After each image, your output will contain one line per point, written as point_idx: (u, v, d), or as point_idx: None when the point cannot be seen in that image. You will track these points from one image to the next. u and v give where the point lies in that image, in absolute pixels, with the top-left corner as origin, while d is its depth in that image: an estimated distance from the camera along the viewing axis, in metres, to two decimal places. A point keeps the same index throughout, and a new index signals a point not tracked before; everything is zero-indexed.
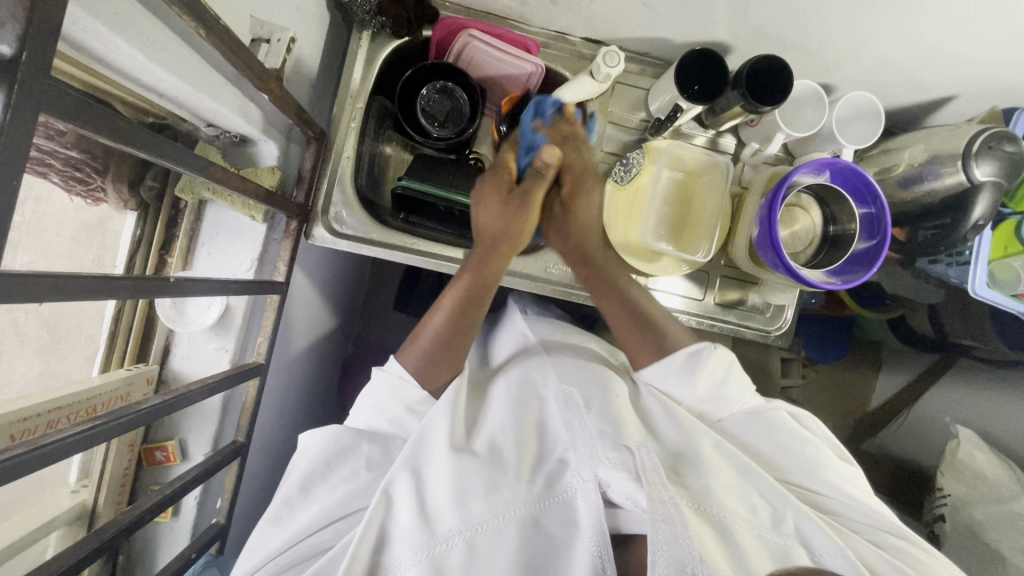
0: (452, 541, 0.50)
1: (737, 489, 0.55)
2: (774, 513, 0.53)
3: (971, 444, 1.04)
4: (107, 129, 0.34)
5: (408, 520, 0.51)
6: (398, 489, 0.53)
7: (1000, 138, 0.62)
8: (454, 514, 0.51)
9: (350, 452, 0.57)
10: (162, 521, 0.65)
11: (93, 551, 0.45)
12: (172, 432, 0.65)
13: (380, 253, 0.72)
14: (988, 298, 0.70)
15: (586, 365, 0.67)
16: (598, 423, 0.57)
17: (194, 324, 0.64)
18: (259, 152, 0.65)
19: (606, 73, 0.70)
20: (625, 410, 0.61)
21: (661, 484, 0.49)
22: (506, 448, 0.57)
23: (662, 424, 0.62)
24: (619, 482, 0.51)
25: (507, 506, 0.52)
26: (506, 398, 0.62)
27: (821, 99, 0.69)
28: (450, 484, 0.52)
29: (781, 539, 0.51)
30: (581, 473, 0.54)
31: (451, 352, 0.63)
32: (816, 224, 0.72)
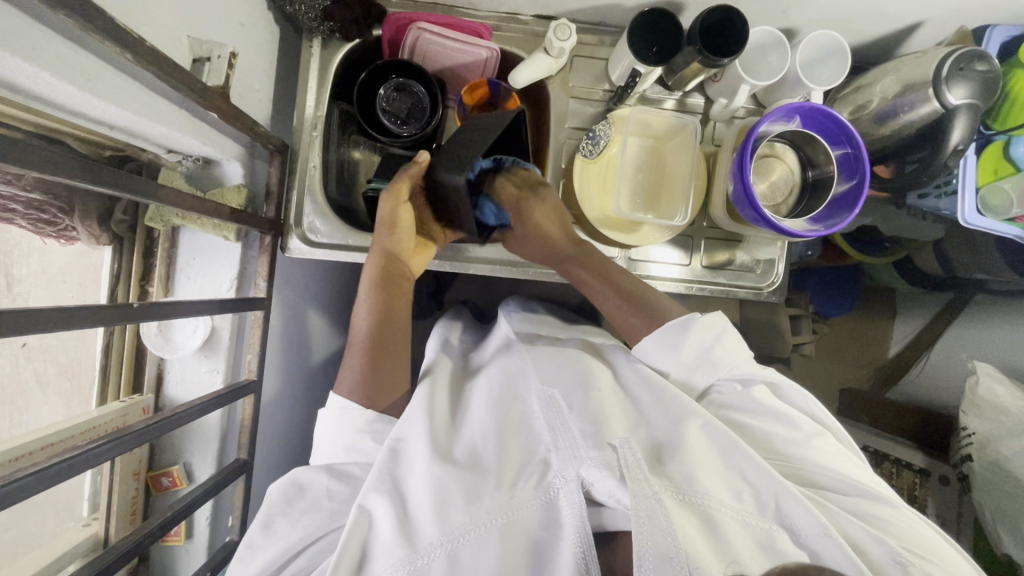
0: (433, 554, 0.51)
1: (721, 475, 0.55)
2: (761, 499, 0.54)
3: (991, 377, 1.01)
4: (33, 160, 0.34)
5: (390, 533, 0.52)
6: (376, 504, 0.54)
7: (971, 58, 0.59)
8: (435, 527, 0.52)
9: (310, 488, 0.59)
10: (177, 544, 0.66)
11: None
12: (177, 457, 0.66)
13: (359, 258, 0.73)
14: (982, 225, 0.67)
15: (564, 363, 0.67)
16: (579, 422, 0.57)
17: (182, 348, 0.65)
18: (224, 172, 0.65)
19: (560, 47, 0.68)
20: (609, 406, 0.61)
21: (644, 479, 0.50)
22: (487, 453, 0.58)
23: (651, 411, 0.62)
24: (602, 481, 0.52)
25: (488, 514, 0.53)
26: (488, 401, 0.64)
27: (783, 43, 0.67)
28: (430, 497, 0.53)
29: (767, 524, 0.52)
30: (565, 473, 0.55)
31: (386, 357, 0.66)
32: (794, 171, 0.71)
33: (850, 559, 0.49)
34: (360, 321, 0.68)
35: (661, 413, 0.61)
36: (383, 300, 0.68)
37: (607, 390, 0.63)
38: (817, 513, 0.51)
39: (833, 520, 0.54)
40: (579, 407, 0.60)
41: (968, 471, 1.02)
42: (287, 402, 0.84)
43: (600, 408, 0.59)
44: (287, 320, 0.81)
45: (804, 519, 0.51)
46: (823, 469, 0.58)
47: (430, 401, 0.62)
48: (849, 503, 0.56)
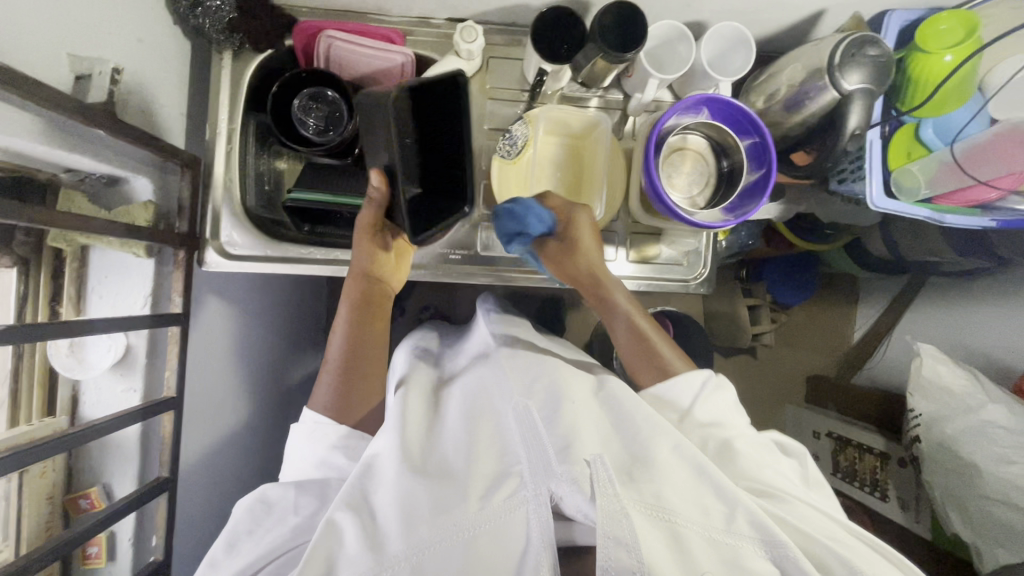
0: (398, 566, 0.51)
1: (692, 490, 0.55)
2: (729, 513, 0.54)
3: (933, 357, 1.00)
4: None
5: (353, 545, 0.52)
6: (343, 517, 0.54)
7: (863, 43, 0.60)
8: (401, 539, 0.52)
9: (277, 505, 0.59)
10: (99, 566, 0.65)
11: None
12: (95, 478, 0.66)
13: (277, 267, 0.73)
14: (888, 208, 0.67)
15: (541, 373, 0.66)
16: (550, 435, 0.57)
17: (93, 368, 0.64)
18: (132, 189, 0.65)
19: (468, 49, 0.68)
20: (584, 419, 0.60)
21: (612, 494, 0.51)
22: (460, 466, 0.58)
23: (625, 423, 0.61)
24: (571, 496, 0.52)
25: (456, 527, 0.52)
26: (462, 418, 0.64)
27: (687, 36, 0.67)
28: (397, 508, 0.54)
29: (733, 540, 0.52)
30: (535, 485, 0.54)
31: (360, 371, 0.68)
32: (709, 163, 0.71)
33: None
34: (337, 337, 0.69)
35: (634, 426, 0.60)
36: (362, 321, 0.69)
37: (583, 402, 0.63)
38: (781, 534, 0.51)
39: (805, 541, 0.54)
40: (550, 417, 0.59)
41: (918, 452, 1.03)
42: (227, 418, 0.84)
43: (572, 422, 0.58)
44: (218, 334, 0.80)
45: (769, 536, 0.52)
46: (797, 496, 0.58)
47: (402, 415, 0.63)
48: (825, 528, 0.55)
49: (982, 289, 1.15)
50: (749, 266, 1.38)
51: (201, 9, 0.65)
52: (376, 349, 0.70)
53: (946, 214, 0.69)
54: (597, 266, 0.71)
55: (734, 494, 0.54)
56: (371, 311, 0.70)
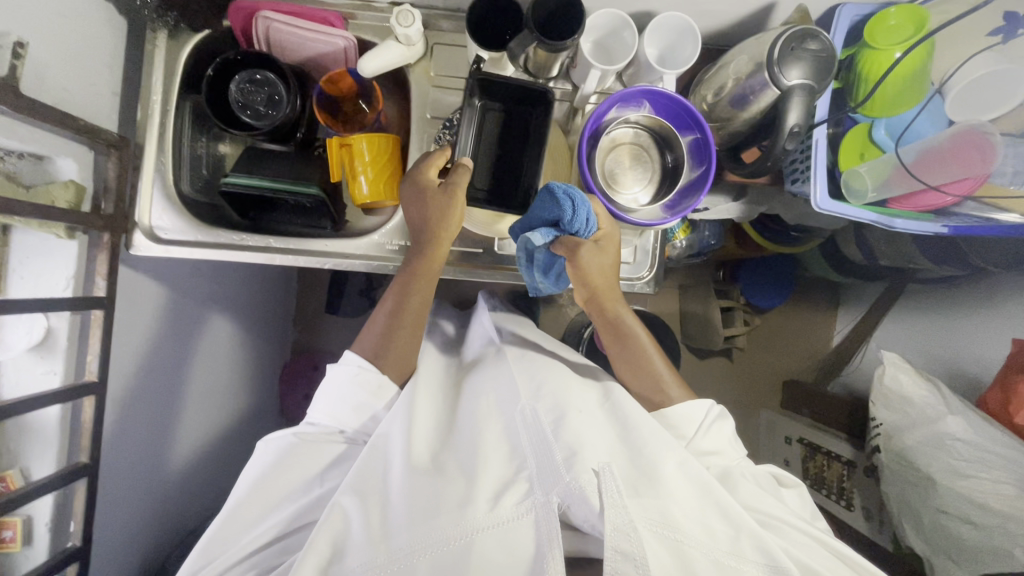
0: (400, 560, 0.51)
1: (697, 507, 0.55)
2: (733, 535, 0.53)
3: (895, 366, 0.98)
4: None
5: (359, 535, 0.54)
6: (348, 504, 0.56)
7: (804, 36, 0.57)
8: (405, 533, 0.53)
9: (301, 467, 0.63)
10: (12, 552, 0.63)
11: None
12: (12, 462, 0.64)
13: (203, 252, 0.71)
14: (833, 210, 0.64)
15: (556, 383, 0.68)
16: (559, 443, 0.58)
17: (11, 351, 0.61)
18: (56, 166, 0.62)
19: (405, 34, 0.66)
20: (587, 426, 0.61)
21: (621, 503, 0.47)
22: (469, 466, 0.59)
23: (636, 433, 0.61)
24: (579, 506, 0.53)
25: (460, 526, 0.52)
26: (473, 421, 0.65)
27: (630, 25, 0.65)
28: (404, 501, 0.55)
29: (738, 562, 0.51)
30: (543, 487, 0.54)
31: (403, 324, 0.70)
32: (652, 159, 0.69)
33: None
34: (391, 292, 0.71)
35: (645, 435, 0.61)
36: (416, 276, 0.70)
37: (589, 410, 0.64)
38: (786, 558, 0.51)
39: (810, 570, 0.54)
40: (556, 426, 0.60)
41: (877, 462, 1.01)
42: (168, 403, 0.83)
43: (582, 431, 0.59)
44: (157, 320, 0.79)
45: (775, 562, 0.51)
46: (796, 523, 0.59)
47: (411, 413, 0.64)
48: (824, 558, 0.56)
49: (953, 299, 1.12)
50: (727, 268, 1.38)
51: None
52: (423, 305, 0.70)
53: (894, 218, 0.66)
54: (612, 297, 0.71)
55: (737, 514, 0.55)
56: (429, 275, 0.70)
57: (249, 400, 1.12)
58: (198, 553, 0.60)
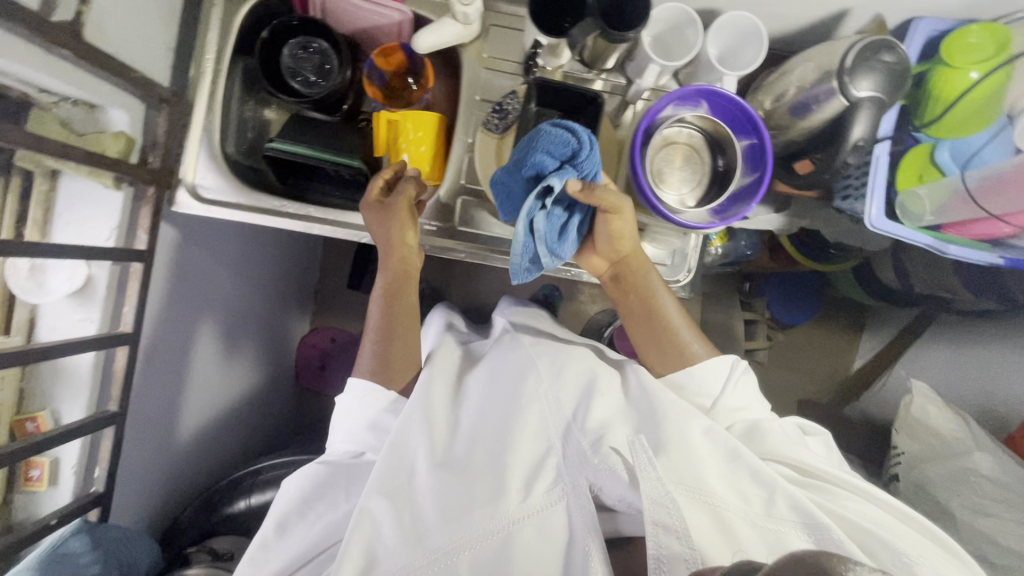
0: (444, 556, 0.55)
1: (729, 477, 0.58)
2: (767, 496, 0.56)
3: (924, 397, 0.96)
4: None
5: (391, 535, 0.56)
6: (376, 506, 0.58)
7: (879, 46, 0.55)
8: (443, 531, 0.56)
9: (326, 489, 0.65)
10: (39, 490, 0.65)
11: None
12: (45, 403, 0.66)
13: (245, 216, 0.71)
14: (887, 230, 0.63)
15: (571, 361, 0.70)
16: (583, 431, 0.61)
17: (53, 294, 0.63)
18: (108, 117, 0.63)
19: (464, 13, 0.65)
20: (609, 407, 0.64)
21: (653, 476, 0.54)
22: (492, 453, 0.61)
23: (651, 420, 0.63)
24: (611, 486, 0.57)
25: (497, 521, 0.56)
26: (485, 399, 0.67)
27: (695, 21, 0.63)
28: (436, 500, 0.58)
29: (775, 525, 0.54)
30: (568, 479, 0.58)
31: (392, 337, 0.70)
32: (703, 161, 0.67)
33: (856, 555, 0.52)
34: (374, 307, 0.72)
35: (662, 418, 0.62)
36: (398, 287, 0.71)
37: (611, 391, 0.66)
38: (824, 517, 0.54)
39: (840, 519, 0.57)
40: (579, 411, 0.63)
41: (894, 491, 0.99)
42: (190, 360, 0.84)
43: (603, 410, 0.63)
44: (189, 279, 0.80)
45: (811, 519, 0.54)
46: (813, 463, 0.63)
47: (426, 399, 0.66)
48: (840, 494, 0.60)
49: (986, 332, 1.09)
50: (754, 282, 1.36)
51: None
52: (411, 307, 0.72)
53: (949, 244, 0.65)
54: (636, 252, 0.69)
55: (770, 476, 0.57)
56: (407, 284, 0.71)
57: (267, 367, 1.13)
58: (245, 560, 0.63)
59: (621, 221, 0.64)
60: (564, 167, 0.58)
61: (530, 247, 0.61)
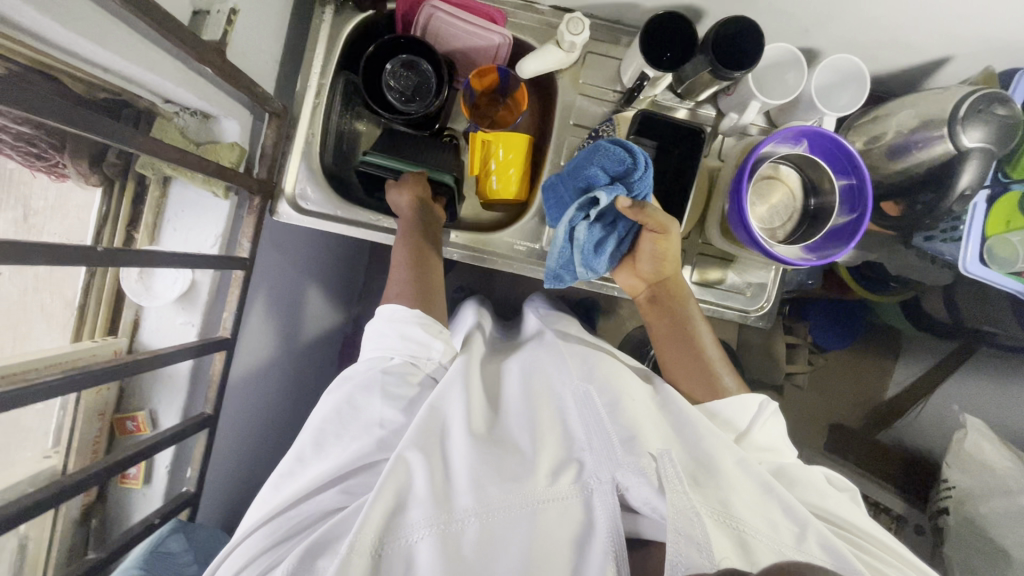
0: (466, 522, 0.52)
1: (760, 505, 0.53)
2: (799, 532, 0.51)
3: (979, 433, 0.98)
4: (14, 99, 0.36)
5: (422, 492, 0.53)
6: (412, 462, 0.55)
7: (991, 100, 0.57)
8: (470, 496, 0.53)
9: (363, 411, 0.61)
10: (134, 487, 0.68)
11: (49, 499, 0.49)
12: (143, 403, 0.68)
13: (343, 229, 0.73)
14: (981, 276, 0.66)
15: (604, 362, 0.66)
16: (616, 426, 0.57)
17: (160, 298, 0.66)
18: (221, 128, 0.65)
19: (571, 41, 0.67)
20: (643, 412, 0.60)
21: (683, 492, 0.51)
22: (522, 439, 0.59)
23: (687, 430, 0.59)
24: (638, 487, 0.52)
25: (521, 499, 0.53)
26: (524, 391, 0.65)
27: (801, 62, 0.64)
28: (467, 467, 0.55)
29: (804, 558, 0.49)
30: (600, 475, 0.55)
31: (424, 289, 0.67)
32: (796, 197, 0.69)
33: None
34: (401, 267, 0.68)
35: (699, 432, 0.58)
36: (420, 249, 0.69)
37: (643, 400, 0.62)
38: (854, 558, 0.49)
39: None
40: (614, 407, 0.59)
41: (942, 524, 1.00)
42: (266, 365, 0.85)
43: (635, 413, 0.58)
44: (272, 283, 0.81)
45: (842, 562, 0.49)
46: (850, 519, 0.58)
47: (467, 380, 0.64)
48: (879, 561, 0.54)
49: None
50: (794, 303, 1.31)
51: None
52: (436, 279, 0.70)
53: None
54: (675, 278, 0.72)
55: (802, 514, 0.53)
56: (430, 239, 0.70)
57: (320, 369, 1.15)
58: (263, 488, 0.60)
59: (668, 244, 0.67)
60: (614, 184, 0.62)
61: (566, 253, 0.66)
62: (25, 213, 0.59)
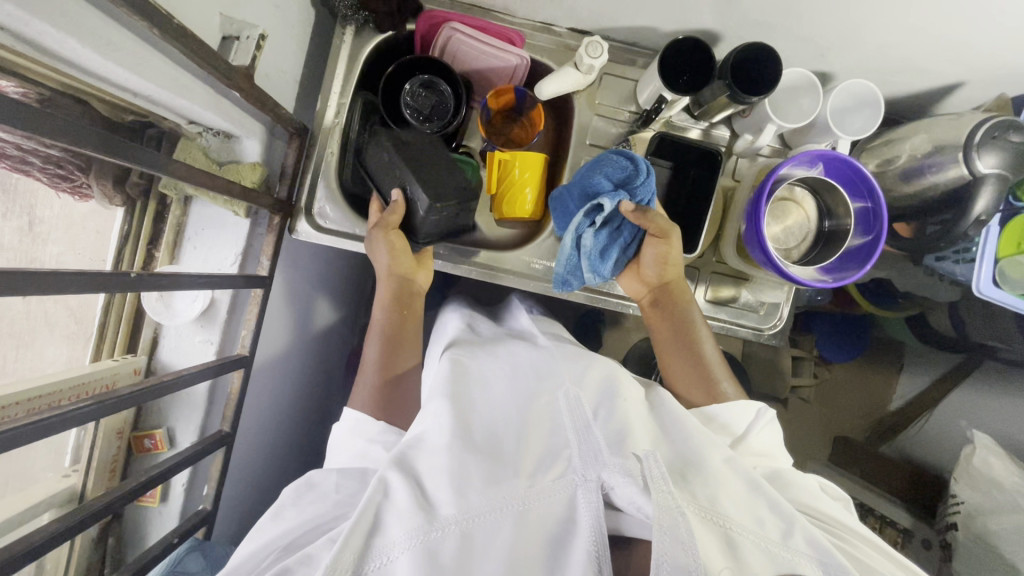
0: (448, 529, 0.51)
1: (748, 503, 0.53)
2: (788, 529, 0.51)
3: (987, 450, 0.99)
4: (53, 128, 0.37)
5: (403, 502, 0.52)
6: (393, 477, 0.54)
7: (1007, 126, 0.57)
8: (452, 504, 0.52)
9: (320, 483, 0.57)
10: (151, 505, 0.68)
11: (76, 523, 0.49)
12: (161, 421, 0.68)
13: (362, 248, 0.73)
14: (995, 298, 0.67)
15: (594, 367, 0.68)
16: (606, 429, 0.60)
17: (180, 317, 0.66)
18: (242, 148, 0.65)
19: (589, 64, 0.68)
20: (635, 414, 0.62)
21: (669, 492, 0.49)
22: (508, 442, 0.60)
23: (674, 432, 0.61)
24: (624, 486, 0.52)
25: (504, 500, 0.53)
26: (512, 391, 0.65)
27: (817, 88, 0.66)
28: (449, 474, 0.54)
29: (792, 556, 0.49)
30: (585, 473, 0.55)
31: (394, 386, 0.69)
32: (811, 218, 0.70)
33: None
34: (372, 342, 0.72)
35: (685, 434, 0.60)
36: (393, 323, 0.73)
37: (635, 402, 0.64)
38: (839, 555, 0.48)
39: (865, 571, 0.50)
40: (605, 412, 0.62)
41: (951, 540, 1.00)
42: (280, 381, 0.85)
43: (626, 414, 0.61)
44: (286, 298, 0.81)
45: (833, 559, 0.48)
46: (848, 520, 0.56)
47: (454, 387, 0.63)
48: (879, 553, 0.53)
49: None
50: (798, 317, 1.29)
51: None
52: (410, 338, 0.74)
53: None
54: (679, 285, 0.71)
55: (790, 511, 0.52)
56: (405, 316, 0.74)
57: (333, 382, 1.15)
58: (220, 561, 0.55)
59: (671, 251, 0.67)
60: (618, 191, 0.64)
61: (573, 260, 0.67)
62: (52, 233, 0.60)
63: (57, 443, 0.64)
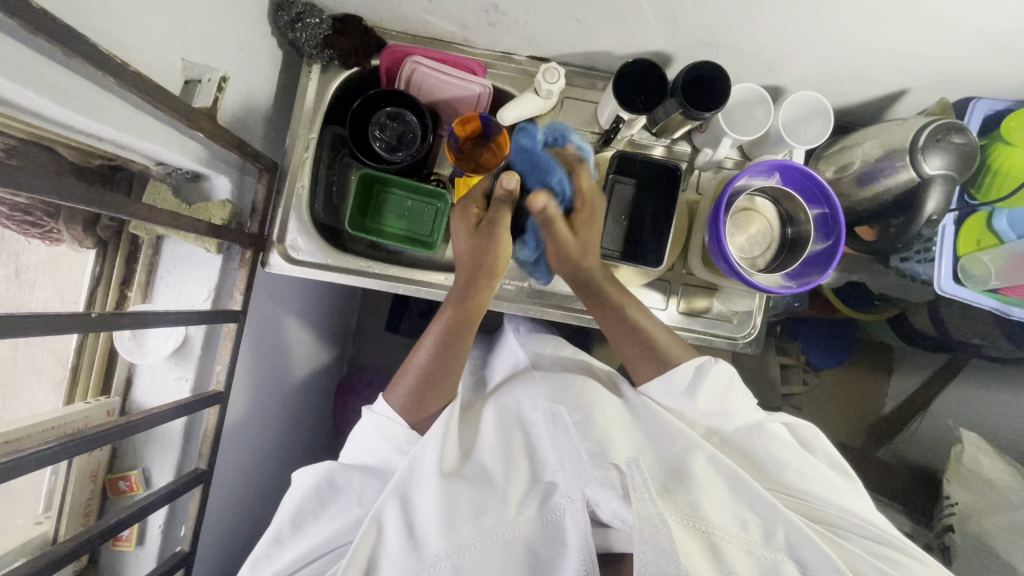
0: (440, 564, 0.54)
1: (727, 503, 0.57)
2: (765, 525, 0.55)
3: (976, 447, 0.98)
4: (15, 180, 0.38)
5: (396, 542, 0.56)
6: (387, 515, 0.56)
7: (949, 129, 0.60)
8: (442, 538, 0.55)
9: (343, 490, 0.61)
10: (128, 549, 0.67)
11: (43, 569, 0.48)
12: (137, 462, 0.67)
13: (336, 277, 0.75)
14: (956, 295, 0.69)
15: (574, 380, 0.69)
16: (584, 441, 0.60)
17: (153, 355, 0.66)
18: (212, 186, 0.67)
19: (548, 89, 0.70)
20: (614, 426, 0.63)
21: (650, 499, 0.51)
22: (495, 470, 0.62)
23: (653, 445, 0.64)
24: (607, 499, 0.55)
25: (494, 529, 0.56)
26: (495, 425, 0.66)
27: (767, 100, 0.68)
28: (438, 511, 0.56)
29: (772, 554, 0.53)
30: (570, 493, 0.58)
31: (435, 384, 0.64)
32: (773, 227, 0.71)
33: None
34: (423, 347, 0.66)
35: (668, 444, 0.62)
36: (450, 339, 0.65)
37: (615, 413, 0.66)
38: (823, 547, 0.52)
39: (844, 555, 0.56)
40: (583, 424, 0.62)
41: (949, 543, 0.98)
42: (259, 415, 0.84)
43: (605, 428, 0.62)
44: (266, 332, 0.82)
45: (811, 547, 0.52)
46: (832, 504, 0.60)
47: (448, 418, 0.62)
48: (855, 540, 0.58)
49: None
50: (784, 324, 1.28)
51: (301, 24, 0.69)
52: (461, 354, 0.66)
53: (1013, 305, 0.68)
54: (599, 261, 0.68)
55: (772, 508, 0.55)
56: (464, 331, 0.66)
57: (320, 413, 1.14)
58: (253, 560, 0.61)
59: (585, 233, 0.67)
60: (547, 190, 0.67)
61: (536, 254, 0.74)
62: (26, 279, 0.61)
63: (31, 489, 0.63)
